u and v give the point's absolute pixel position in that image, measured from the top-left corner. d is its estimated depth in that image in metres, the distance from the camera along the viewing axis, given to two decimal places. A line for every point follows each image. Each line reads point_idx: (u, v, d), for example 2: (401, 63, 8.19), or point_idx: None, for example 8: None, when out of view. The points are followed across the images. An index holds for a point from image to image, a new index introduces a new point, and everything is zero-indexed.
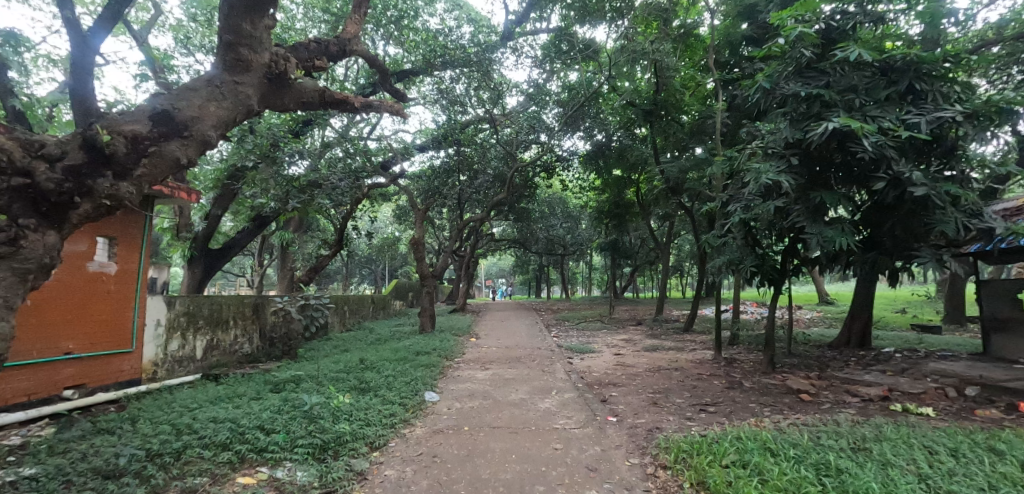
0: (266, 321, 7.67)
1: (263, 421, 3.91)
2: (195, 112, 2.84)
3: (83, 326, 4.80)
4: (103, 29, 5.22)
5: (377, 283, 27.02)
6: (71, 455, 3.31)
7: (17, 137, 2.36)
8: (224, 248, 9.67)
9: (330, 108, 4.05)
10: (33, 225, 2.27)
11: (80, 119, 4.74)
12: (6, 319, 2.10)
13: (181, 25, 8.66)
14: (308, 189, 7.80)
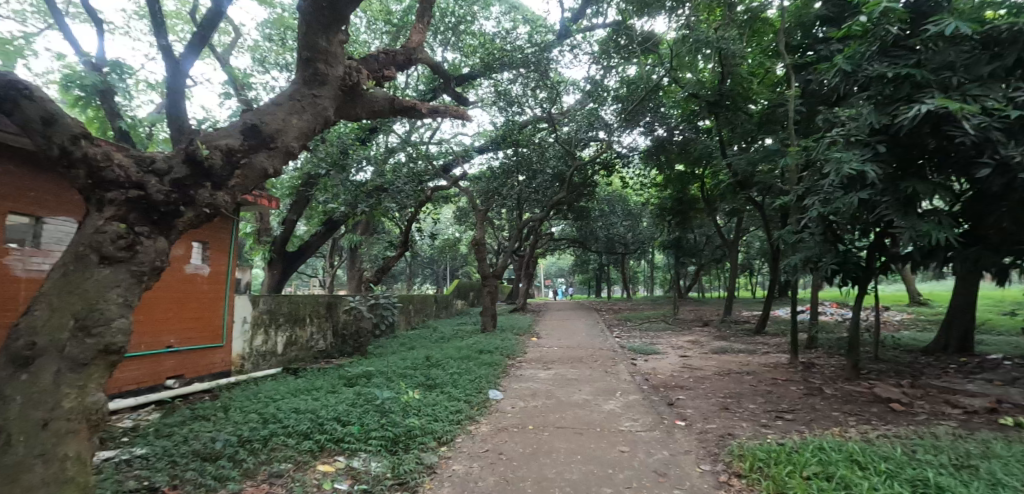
0: (338, 318, 8.19)
1: (340, 413, 4.14)
2: (279, 125, 3.06)
3: (182, 322, 5.29)
4: (193, 53, 5.75)
5: (440, 284, 27.81)
6: (175, 438, 3.69)
7: (132, 154, 2.65)
8: (299, 250, 10.28)
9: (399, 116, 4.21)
10: (147, 232, 2.54)
11: (175, 136, 5.26)
12: (126, 316, 2.38)
13: (258, 45, 9.32)
14: (375, 193, 8.18)
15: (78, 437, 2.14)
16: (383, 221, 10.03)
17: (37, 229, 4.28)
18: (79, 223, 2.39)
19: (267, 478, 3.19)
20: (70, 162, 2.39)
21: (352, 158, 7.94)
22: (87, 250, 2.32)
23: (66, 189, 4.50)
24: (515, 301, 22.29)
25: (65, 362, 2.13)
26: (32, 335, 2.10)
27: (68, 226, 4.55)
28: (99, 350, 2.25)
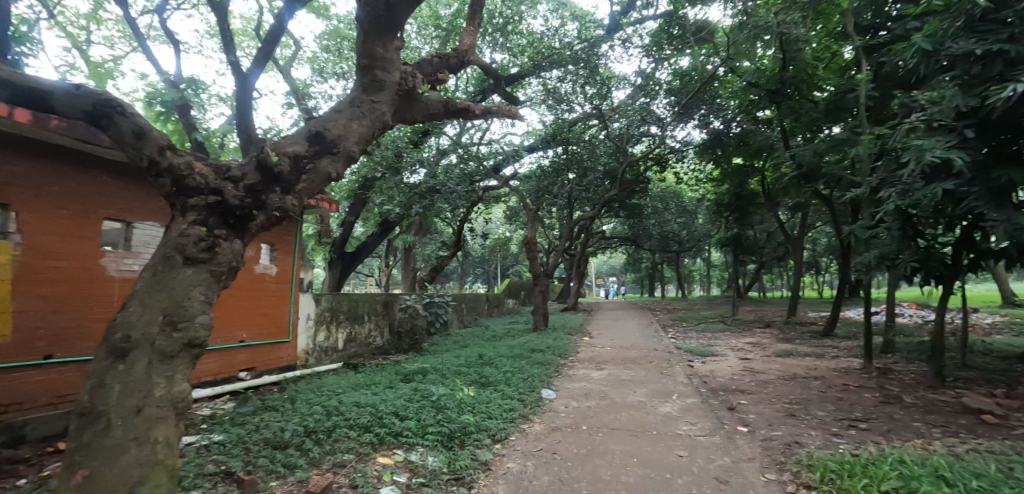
0: (395, 316, 8.51)
1: (398, 408, 4.28)
2: (341, 131, 3.20)
3: (253, 319, 5.65)
4: (259, 67, 6.11)
5: (490, 283, 28.12)
6: (248, 426, 3.95)
7: (211, 163, 2.85)
8: (357, 251, 10.69)
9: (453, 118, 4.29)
10: (224, 235, 2.73)
11: (245, 145, 5.63)
12: (208, 313, 2.57)
13: (316, 56, 9.77)
14: (428, 194, 8.39)
15: (167, 422, 2.34)
16: (436, 222, 10.27)
17: (127, 233, 4.72)
18: (166, 227, 2.61)
19: (332, 468, 3.35)
20: (158, 172, 2.61)
21: (406, 161, 8.19)
22: (173, 251, 2.52)
23: (154, 197, 4.94)
24: (566, 300, 22.16)
25: (156, 354, 2.34)
26: (128, 329, 2.32)
27: (153, 230, 4.98)
28: (184, 344, 2.44)
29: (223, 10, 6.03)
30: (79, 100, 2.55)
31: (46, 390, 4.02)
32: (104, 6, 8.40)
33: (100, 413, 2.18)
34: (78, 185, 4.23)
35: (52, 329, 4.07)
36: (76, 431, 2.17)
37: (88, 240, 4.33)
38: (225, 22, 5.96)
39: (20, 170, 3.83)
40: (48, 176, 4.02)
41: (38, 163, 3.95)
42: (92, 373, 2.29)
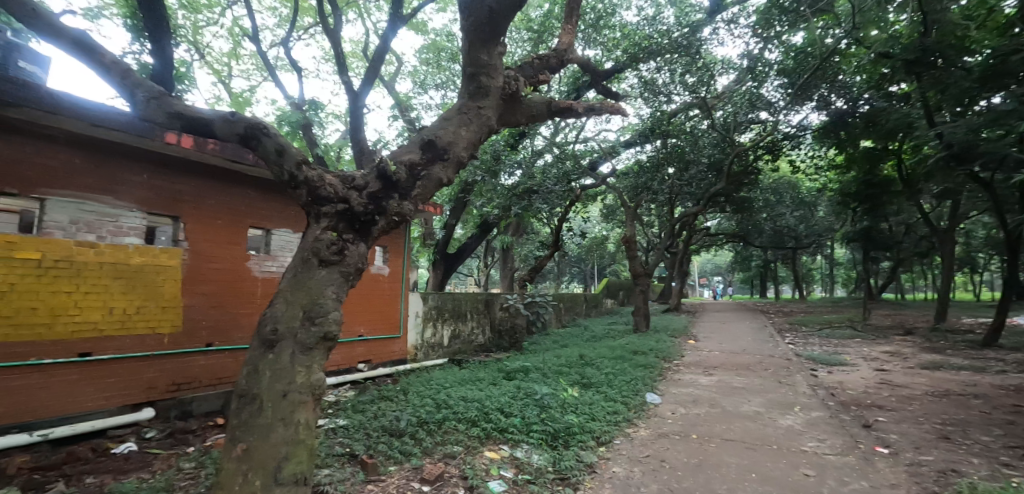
0: (495, 315, 8.78)
1: (503, 404, 4.40)
2: (451, 137, 3.36)
3: (369, 315, 6.14)
4: (368, 84, 6.62)
5: (586, 283, 27.83)
6: (368, 413, 4.31)
7: (339, 173, 3.13)
8: (458, 251, 11.16)
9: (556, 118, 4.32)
10: (351, 239, 2.98)
11: (358, 156, 6.14)
12: (339, 309, 2.84)
13: (416, 70, 10.37)
14: (525, 195, 8.53)
15: (307, 407, 2.61)
16: (532, 222, 10.41)
17: (267, 238, 5.38)
18: (303, 232, 2.92)
19: (443, 458, 3.53)
20: (296, 183, 2.93)
21: (504, 163, 8.40)
22: (310, 254, 2.82)
23: (288, 206, 5.58)
24: (667, 300, 21.21)
25: (297, 345, 2.63)
26: (275, 322, 2.64)
27: (287, 235, 5.61)
28: (320, 337, 2.71)
29: (337, 35, 6.61)
30: (233, 124, 2.94)
31: (208, 372, 4.75)
32: (243, 44, 9.69)
33: (255, 395, 2.51)
34: (229, 198, 4.93)
35: (212, 321, 4.77)
36: (237, 410, 2.52)
37: (237, 244, 5.01)
38: (339, 46, 6.54)
39: (187, 188, 4.57)
40: (207, 192, 4.73)
41: (200, 181, 4.68)
42: (248, 360, 2.64)
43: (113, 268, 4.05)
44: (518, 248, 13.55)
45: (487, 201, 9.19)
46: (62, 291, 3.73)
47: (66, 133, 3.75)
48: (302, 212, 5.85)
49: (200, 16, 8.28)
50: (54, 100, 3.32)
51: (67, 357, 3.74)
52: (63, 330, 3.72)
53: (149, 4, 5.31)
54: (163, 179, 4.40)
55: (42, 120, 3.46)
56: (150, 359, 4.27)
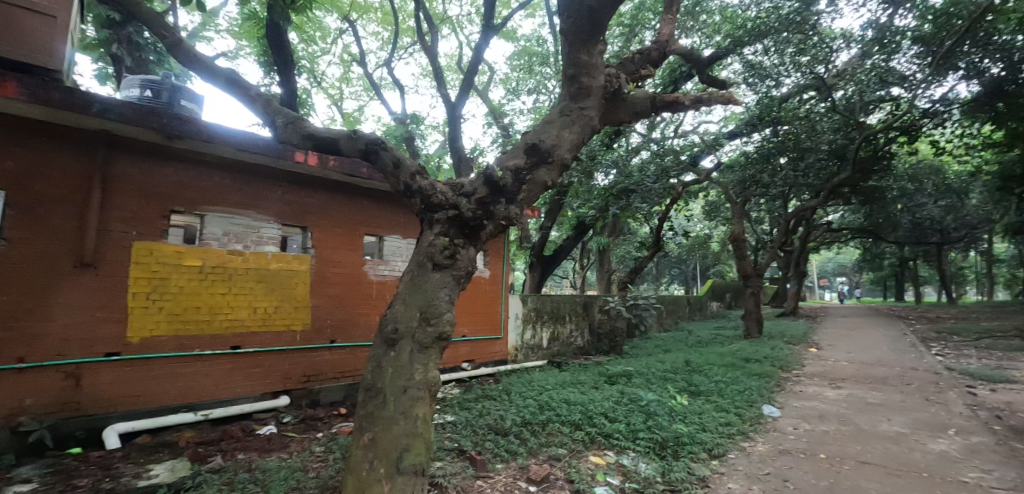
0: (594, 318, 8.69)
1: (607, 409, 4.36)
2: (554, 140, 3.41)
3: (472, 316, 6.39)
4: (464, 93, 6.88)
5: (688, 285, 26.42)
6: (475, 411, 4.48)
7: (449, 181, 3.29)
8: (554, 253, 11.19)
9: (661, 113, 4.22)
10: (462, 243, 3.12)
11: (457, 162, 6.42)
12: (452, 311, 2.98)
13: (507, 77, 10.61)
14: (623, 194, 8.34)
15: (424, 402, 2.77)
16: (629, 221, 10.13)
17: (380, 245, 5.77)
18: (419, 238, 3.12)
19: (548, 459, 3.56)
20: (411, 193, 3.13)
21: (600, 163, 8.28)
22: (425, 259, 3.01)
23: (399, 215, 5.96)
24: (782, 303, 19.39)
25: (415, 344, 2.81)
26: (396, 323, 2.84)
27: (399, 240, 5.96)
28: (435, 337, 2.88)
29: (435, 52, 6.97)
30: (356, 140, 3.20)
31: (334, 366, 5.25)
32: (353, 68, 10.67)
33: (379, 390, 2.72)
34: (347, 209, 5.40)
35: (335, 320, 5.27)
36: (364, 402, 2.75)
37: (355, 251, 5.47)
38: (437, 62, 6.90)
39: (313, 201, 5.11)
40: (330, 204, 5.25)
41: (324, 194, 5.19)
42: (372, 357, 2.86)
43: (257, 273, 4.68)
44: (615, 249, 13.25)
45: (583, 202, 9.14)
46: (218, 293, 4.42)
47: (221, 159, 4.46)
48: (414, 219, 6.18)
49: (317, 47, 9.26)
50: (213, 132, 3.97)
51: (222, 349, 4.43)
52: (219, 326, 4.40)
53: (276, 43, 6.08)
54: (295, 195, 4.97)
55: (203, 148, 4.20)
56: (286, 352, 4.86)
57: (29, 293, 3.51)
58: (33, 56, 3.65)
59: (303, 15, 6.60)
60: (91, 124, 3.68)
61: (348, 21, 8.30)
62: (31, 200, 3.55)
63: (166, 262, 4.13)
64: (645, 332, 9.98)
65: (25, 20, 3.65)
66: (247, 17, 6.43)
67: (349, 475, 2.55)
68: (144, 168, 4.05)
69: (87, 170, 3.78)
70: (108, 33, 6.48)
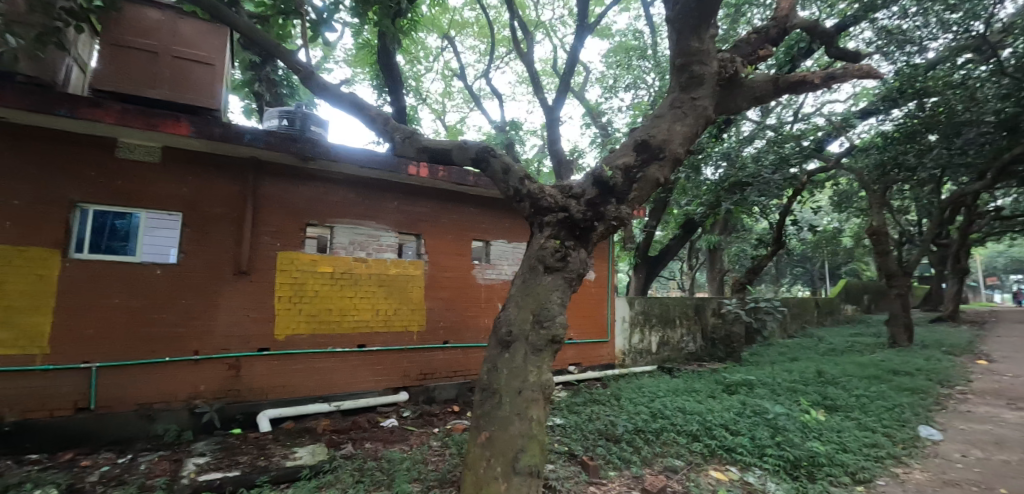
0: (706, 322, 8.18)
1: (727, 421, 4.13)
2: (665, 135, 3.41)
3: (579, 320, 6.38)
4: (562, 96, 6.90)
5: (813, 287, 23.73)
6: (584, 415, 4.46)
7: (558, 184, 3.31)
8: (659, 254, 10.75)
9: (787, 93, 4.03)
10: (573, 246, 3.12)
11: (557, 165, 6.45)
12: (564, 314, 2.99)
13: (602, 75, 10.44)
14: (736, 188, 7.79)
15: (538, 404, 2.79)
16: (743, 216, 9.38)
17: (487, 249, 5.96)
18: (529, 241, 3.17)
19: (664, 471, 3.40)
20: (521, 197, 3.19)
21: (707, 158, 7.84)
22: (536, 262, 3.05)
23: (505, 219, 6.10)
24: (938, 307, 16.58)
25: (529, 347, 2.86)
26: (509, 325, 2.91)
27: (505, 244, 6.08)
28: (548, 339, 2.90)
29: (531, 58, 7.08)
30: (467, 149, 3.32)
31: (447, 365, 5.52)
32: (454, 82, 11.24)
33: (494, 390, 2.79)
34: (456, 216, 5.66)
35: (448, 322, 5.54)
36: (480, 402, 2.83)
37: (464, 256, 5.71)
38: (533, 67, 7.00)
39: (425, 210, 5.43)
40: (441, 212, 5.55)
41: (434, 203, 5.50)
42: (487, 358, 2.95)
43: (379, 278, 5.09)
44: (727, 248, 12.33)
45: (691, 200, 8.68)
46: (347, 296, 4.89)
47: (346, 175, 4.93)
48: (520, 224, 6.25)
49: (421, 66, 9.90)
50: (341, 152, 4.43)
51: (351, 346, 4.89)
52: (347, 326, 4.87)
53: (387, 68, 6.63)
54: (409, 205, 5.33)
55: (331, 166, 4.68)
56: (405, 351, 5.22)
57: (201, 297, 4.20)
58: (200, 99, 4.35)
59: (410, 38, 7.10)
60: (243, 152, 4.29)
61: (448, 39, 8.77)
62: (201, 220, 4.24)
63: (303, 269, 4.67)
64: (765, 339, 9.13)
65: (193, 71, 4.38)
66: (362, 46, 7.07)
67: (468, 472, 2.66)
68: (284, 187, 4.61)
69: (241, 192, 4.41)
70: (252, 74, 7.58)
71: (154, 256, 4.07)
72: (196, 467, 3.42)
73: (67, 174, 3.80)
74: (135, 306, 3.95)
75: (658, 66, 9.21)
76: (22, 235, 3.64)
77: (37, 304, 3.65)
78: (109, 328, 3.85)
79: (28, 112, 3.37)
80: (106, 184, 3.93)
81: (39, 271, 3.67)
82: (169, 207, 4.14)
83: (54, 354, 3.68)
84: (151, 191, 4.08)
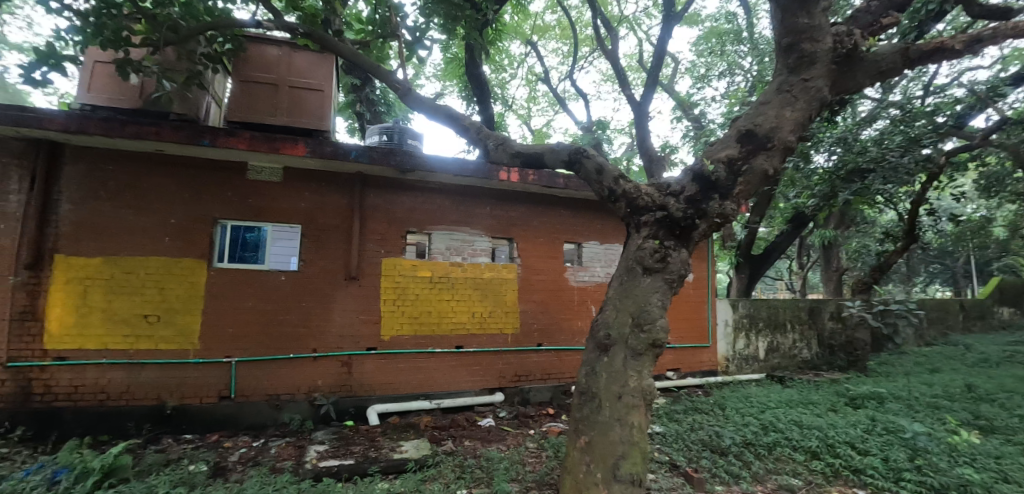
0: (824, 326, 7.38)
1: (854, 438, 3.70)
2: (774, 123, 3.16)
3: (677, 323, 6.10)
4: (650, 90, 6.67)
5: (957, 286, 20.39)
6: (685, 424, 4.25)
7: (654, 182, 3.19)
8: (765, 253, 9.92)
9: (923, 64, 3.55)
10: (673, 245, 2.99)
11: (648, 162, 6.25)
12: (664, 317, 2.87)
13: (692, 65, 9.90)
14: (856, 176, 6.96)
15: (639, 411, 2.70)
16: (864, 207, 8.34)
17: (579, 251, 5.91)
18: (626, 243, 3.10)
19: (779, 489, 3.12)
20: (615, 197, 3.12)
21: (817, 145, 7.13)
22: (635, 263, 2.97)
23: (596, 219, 6.00)
24: None
25: (629, 351, 2.78)
26: (608, 328, 2.85)
27: (596, 246, 5.97)
28: (649, 343, 2.80)
29: (616, 54, 6.91)
30: (558, 152, 3.33)
31: (542, 368, 5.56)
32: (538, 87, 11.35)
33: (592, 394, 2.75)
34: (547, 218, 5.69)
35: (541, 325, 5.57)
36: (578, 405, 2.80)
37: (556, 258, 5.72)
38: (619, 64, 6.84)
39: (517, 214, 5.53)
40: (532, 214, 5.62)
41: (525, 207, 5.59)
42: (585, 361, 2.91)
43: (474, 281, 5.28)
44: (845, 244, 11.04)
45: (800, 192, 7.92)
46: (445, 299, 5.13)
47: (441, 183, 5.18)
48: (612, 224, 6.10)
49: (506, 74, 10.13)
50: (437, 162, 4.68)
51: (449, 347, 5.12)
52: (445, 328, 5.10)
53: (476, 79, 6.89)
54: (501, 209, 5.47)
55: (428, 176, 4.96)
56: (500, 353, 5.34)
57: (318, 300, 4.65)
58: (313, 122, 4.82)
59: (495, 47, 7.31)
60: (351, 168, 4.70)
61: (531, 44, 8.88)
62: (317, 231, 4.70)
63: (405, 274, 4.98)
64: (896, 347, 8.02)
65: (307, 97, 4.88)
66: (451, 60, 7.40)
67: (568, 476, 2.65)
68: (387, 198, 4.96)
69: (349, 204, 4.82)
70: (353, 96, 8.28)
71: (278, 264, 4.59)
72: (316, 453, 3.78)
73: (212, 195, 4.43)
74: (265, 308, 4.48)
75: (755, 49, 8.53)
76: (178, 248, 4.31)
77: (189, 306, 4.29)
78: (245, 328, 4.42)
79: (181, 144, 3.99)
80: (241, 202, 4.51)
81: (190, 278, 4.31)
82: (291, 220, 4.64)
83: (203, 349, 4.30)
84: (277, 206, 4.61)
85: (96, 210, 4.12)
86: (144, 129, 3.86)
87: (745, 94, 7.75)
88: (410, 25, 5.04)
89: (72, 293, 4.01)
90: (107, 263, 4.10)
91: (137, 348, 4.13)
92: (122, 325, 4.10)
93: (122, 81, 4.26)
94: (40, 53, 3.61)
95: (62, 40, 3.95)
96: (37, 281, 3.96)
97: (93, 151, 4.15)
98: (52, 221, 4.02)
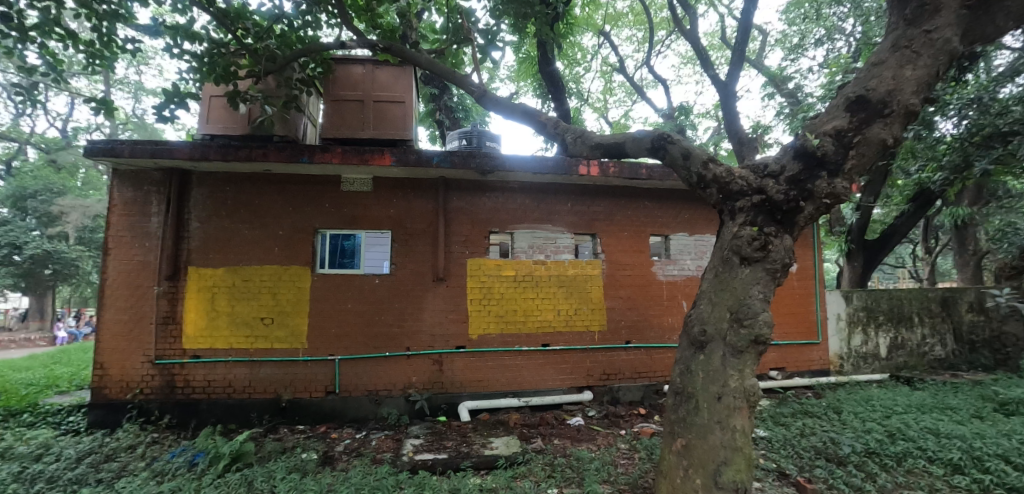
0: (961, 319, 6.41)
1: (1008, 451, 3.17)
2: (891, 85, 2.76)
3: (783, 315, 5.63)
4: (736, 67, 6.18)
5: None
6: (792, 429, 3.88)
7: (750, 163, 2.93)
8: (883, 238, 8.82)
9: None
10: (774, 231, 2.73)
11: (736, 144, 5.81)
12: (767, 311, 2.63)
13: (784, 35, 9.04)
14: (995, 141, 5.93)
15: (742, 413, 2.49)
16: (1007, 178, 7.11)
17: (666, 244, 5.65)
18: (720, 232, 2.89)
19: None
20: (705, 184, 2.91)
21: (943, 109, 6.18)
22: (731, 253, 2.75)
23: (682, 210, 5.68)
24: None
25: (727, 347, 2.58)
26: (703, 324, 2.67)
27: (686, 238, 5.66)
28: (750, 340, 2.58)
29: (695, 34, 6.50)
30: (640, 140, 3.18)
31: (630, 366, 5.38)
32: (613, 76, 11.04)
33: (688, 395, 2.59)
34: (631, 211, 5.50)
35: (628, 322, 5.39)
36: (673, 406, 2.65)
37: (642, 253, 5.50)
38: (699, 43, 6.42)
39: (599, 208, 5.41)
40: (615, 208, 5.46)
41: (608, 201, 5.45)
42: (679, 360, 2.76)
43: (557, 278, 5.24)
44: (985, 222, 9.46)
45: (923, 165, 6.92)
46: (528, 296, 5.16)
47: (521, 182, 5.21)
48: (701, 214, 5.74)
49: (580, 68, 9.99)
50: (512, 162, 4.72)
51: (536, 346, 5.13)
52: (531, 326, 5.13)
53: (549, 75, 6.82)
54: (582, 205, 5.38)
55: (508, 176, 5.01)
56: (587, 351, 5.26)
57: (409, 301, 4.88)
58: (397, 132, 5.07)
59: (567, 41, 7.22)
60: (434, 173, 4.88)
61: (603, 35, 8.67)
62: (406, 235, 4.95)
63: (490, 273, 5.07)
64: None
65: (391, 109, 5.13)
66: (524, 60, 7.45)
67: (664, 479, 2.55)
68: (470, 199, 5.09)
69: (434, 208, 5.01)
70: (433, 104, 8.63)
71: (372, 268, 4.89)
72: (412, 447, 3.96)
73: (313, 207, 4.83)
74: (362, 310, 4.80)
75: (858, 9, 7.57)
76: (286, 256, 4.75)
77: (298, 308, 4.71)
78: (346, 328, 4.76)
79: (285, 162, 4.39)
80: (338, 212, 4.87)
81: (298, 284, 4.73)
82: (382, 226, 4.93)
83: (311, 348, 4.70)
84: (369, 213, 4.91)
85: (218, 226, 4.67)
86: (253, 152, 4.30)
87: (849, 60, 6.91)
88: (482, 29, 5.13)
89: (203, 300, 4.58)
90: (229, 272, 4.63)
91: (256, 347, 4.62)
92: (243, 326, 4.61)
93: (233, 110, 4.78)
94: (168, 92, 4.16)
95: (185, 79, 4.51)
96: (175, 289, 4.57)
97: (214, 175, 4.71)
98: (185, 238, 4.63)
